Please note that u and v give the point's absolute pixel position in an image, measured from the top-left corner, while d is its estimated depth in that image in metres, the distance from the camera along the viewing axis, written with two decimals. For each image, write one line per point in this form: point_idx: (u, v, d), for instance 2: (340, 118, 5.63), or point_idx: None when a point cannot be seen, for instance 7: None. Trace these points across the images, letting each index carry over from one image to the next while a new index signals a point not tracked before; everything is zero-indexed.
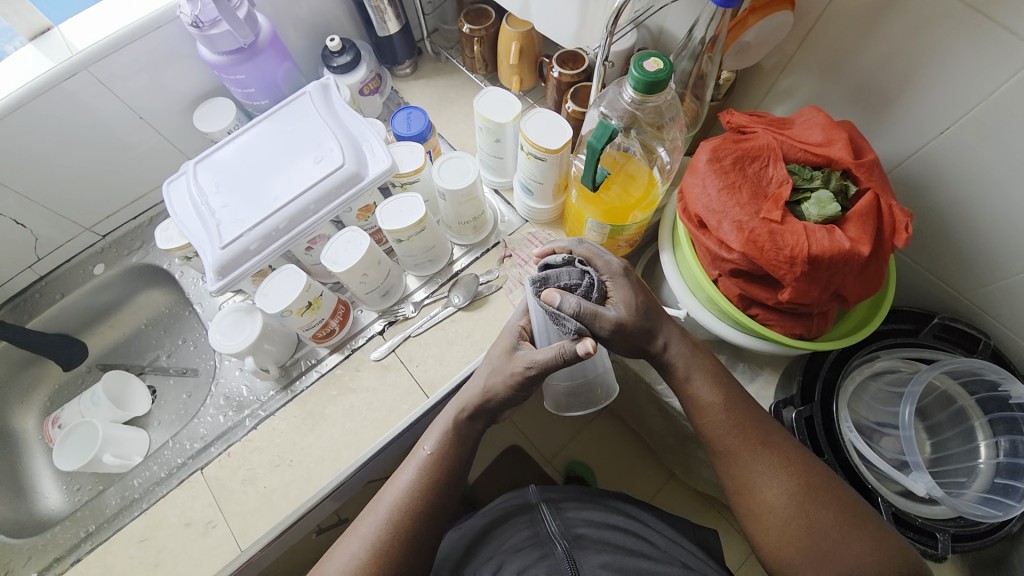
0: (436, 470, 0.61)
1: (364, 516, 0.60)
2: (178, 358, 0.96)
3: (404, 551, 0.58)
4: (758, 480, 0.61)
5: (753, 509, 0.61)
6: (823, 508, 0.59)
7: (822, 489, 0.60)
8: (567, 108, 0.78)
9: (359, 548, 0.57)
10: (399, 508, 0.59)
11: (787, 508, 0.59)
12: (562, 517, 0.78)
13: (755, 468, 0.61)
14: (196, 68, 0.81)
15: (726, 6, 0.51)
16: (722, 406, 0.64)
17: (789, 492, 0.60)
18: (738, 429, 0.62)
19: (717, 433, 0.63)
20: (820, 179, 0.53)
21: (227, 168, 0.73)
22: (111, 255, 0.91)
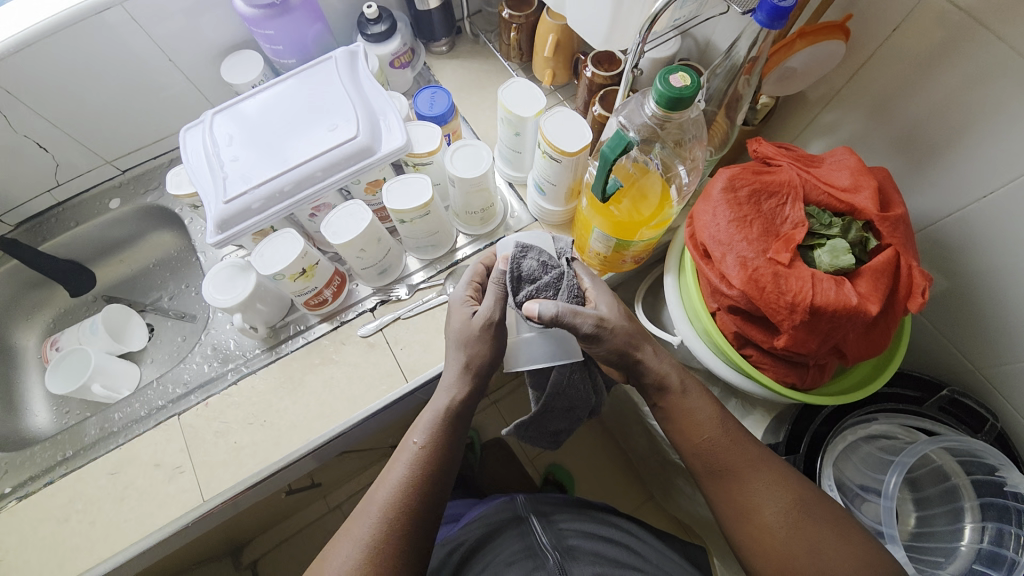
0: (427, 462, 0.58)
1: (359, 512, 0.57)
2: (179, 301, 0.98)
3: (408, 538, 0.55)
4: (755, 496, 0.59)
5: (751, 526, 0.59)
6: (819, 523, 0.58)
7: (816, 505, 0.59)
8: (592, 111, 0.75)
9: (357, 547, 0.54)
10: (395, 502, 0.56)
11: (783, 526, 0.58)
12: (553, 527, 0.79)
13: (752, 482, 0.60)
14: (231, 18, 0.80)
15: (769, 26, 0.48)
16: (713, 420, 0.63)
17: (786, 508, 0.58)
18: (731, 442, 0.62)
19: (711, 447, 0.62)
20: (839, 227, 0.50)
21: (243, 123, 0.72)
22: (128, 191, 0.93)
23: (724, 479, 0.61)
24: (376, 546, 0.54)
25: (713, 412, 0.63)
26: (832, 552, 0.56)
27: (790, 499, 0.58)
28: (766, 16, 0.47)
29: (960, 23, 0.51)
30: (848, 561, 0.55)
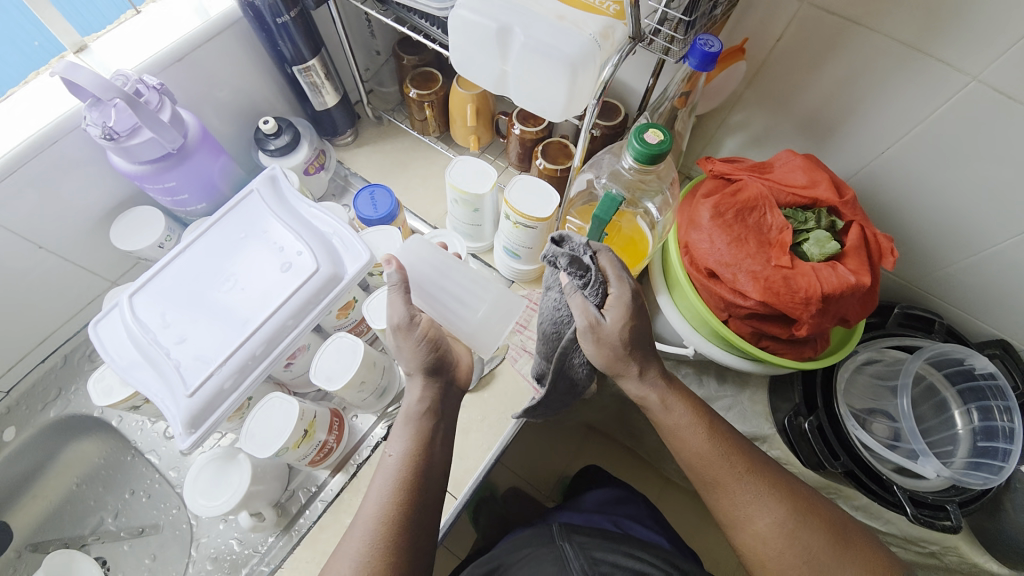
0: (408, 474, 0.54)
1: (350, 529, 0.52)
2: (128, 515, 0.80)
3: (402, 558, 0.50)
4: (750, 510, 0.58)
5: (748, 538, 0.59)
6: (813, 535, 0.58)
7: (811, 516, 0.59)
8: (538, 165, 0.75)
9: (352, 566, 0.49)
10: (385, 519, 0.51)
11: (780, 537, 0.57)
12: (582, 553, 0.75)
13: (746, 500, 0.59)
14: (105, 177, 0.67)
15: (703, 69, 0.52)
16: (709, 437, 0.60)
17: (781, 521, 0.58)
18: (729, 461, 0.60)
19: (712, 463, 0.59)
20: (813, 220, 0.56)
21: (173, 293, 0.62)
22: (22, 413, 0.75)
23: (719, 494, 0.60)
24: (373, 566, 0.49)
25: (704, 428, 0.60)
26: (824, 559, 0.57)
27: (784, 511, 0.58)
28: (698, 62, 0.52)
29: (834, 24, 0.60)
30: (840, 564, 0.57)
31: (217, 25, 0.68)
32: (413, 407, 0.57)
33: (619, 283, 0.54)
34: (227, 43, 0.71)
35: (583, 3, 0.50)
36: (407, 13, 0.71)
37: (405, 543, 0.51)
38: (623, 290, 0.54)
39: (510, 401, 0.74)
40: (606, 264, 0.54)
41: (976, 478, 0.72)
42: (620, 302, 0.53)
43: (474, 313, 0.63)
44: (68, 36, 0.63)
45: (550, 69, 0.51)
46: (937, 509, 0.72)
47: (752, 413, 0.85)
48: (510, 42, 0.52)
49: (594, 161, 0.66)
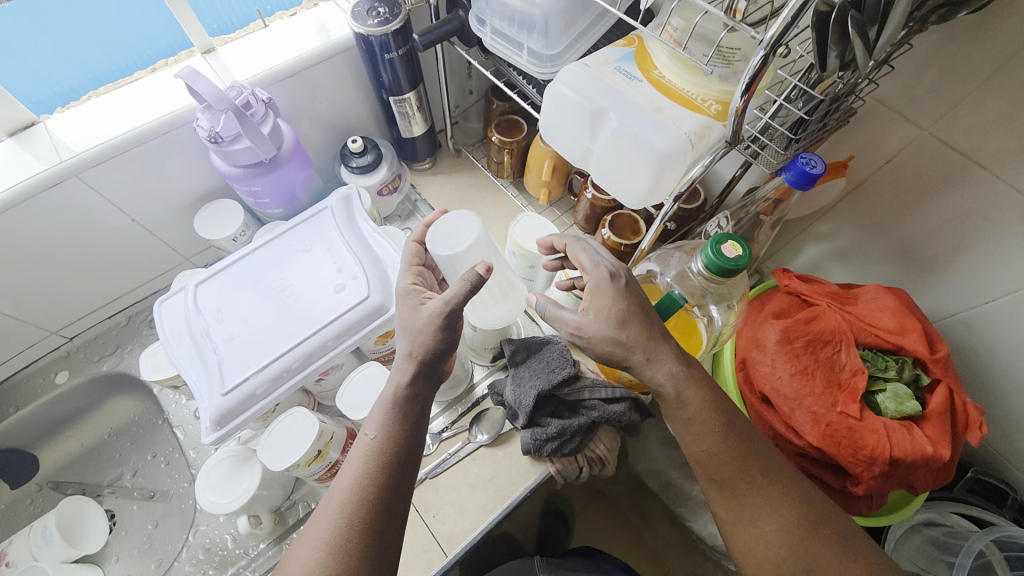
0: (386, 453, 0.49)
1: (323, 502, 0.47)
2: (145, 476, 0.85)
3: (368, 554, 0.45)
4: (752, 512, 0.49)
5: (744, 543, 0.49)
6: (815, 537, 0.48)
7: (821, 523, 0.48)
8: (603, 234, 0.74)
9: (316, 553, 0.44)
10: (357, 497, 0.46)
11: (784, 546, 0.47)
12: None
13: (750, 495, 0.49)
14: (202, 167, 0.73)
15: (799, 187, 0.49)
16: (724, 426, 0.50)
17: (791, 525, 0.48)
18: (741, 453, 0.49)
19: (725, 455, 0.49)
20: (893, 369, 0.51)
21: (234, 289, 0.65)
22: (78, 361, 0.81)
23: (725, 493, 0.50)
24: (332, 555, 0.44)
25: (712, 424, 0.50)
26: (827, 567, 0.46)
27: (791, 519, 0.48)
28: (795, 178, 0.49)
29: (956, 161, 0.55)
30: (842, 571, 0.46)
31: (331, 49, 0.73)
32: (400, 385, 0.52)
33: (603, 280, 0.51)
34: (337, 65, 0.76)
35: (688, 98, 0.51)
36: (507, 66, 0.72)
37: (376, 531, 0.46)
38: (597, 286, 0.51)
39: (521, 466, 0.72)
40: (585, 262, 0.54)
41: None
42: (601, 298, 0.51)
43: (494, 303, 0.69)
44: (199, 38, 0.69)
45: (637, 160, 0.50)
46: None
47: None
48: (602, 125, 0.51)
49: (661, 254, 0.61)
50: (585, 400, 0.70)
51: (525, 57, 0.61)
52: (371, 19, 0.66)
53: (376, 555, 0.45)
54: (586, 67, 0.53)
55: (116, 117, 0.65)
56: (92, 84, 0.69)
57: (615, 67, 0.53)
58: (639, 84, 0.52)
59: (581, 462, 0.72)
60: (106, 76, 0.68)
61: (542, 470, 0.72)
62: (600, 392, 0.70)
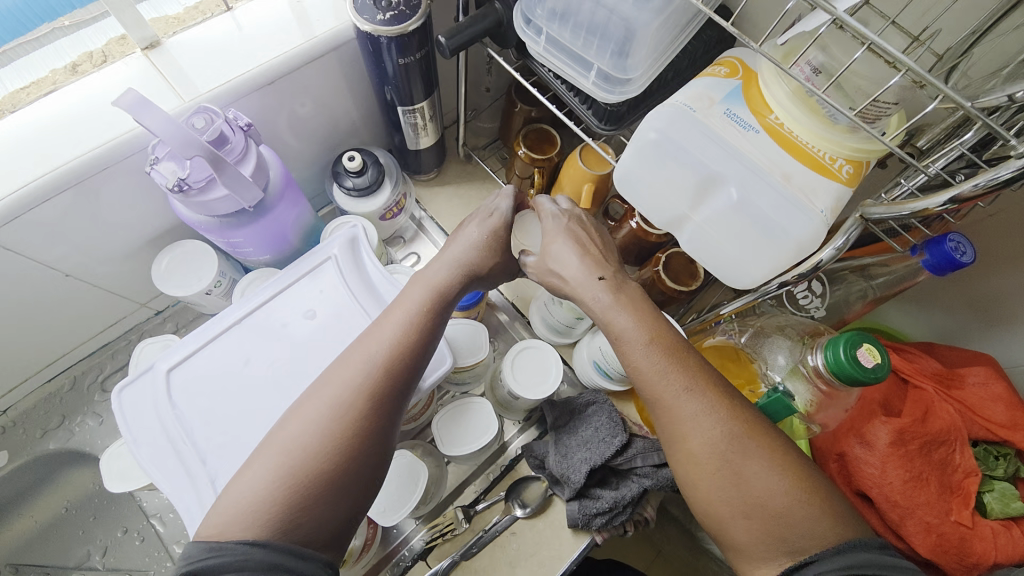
0: (416, 333, 0.46)
1: (344, 363, 0.44)
2: (117, 556, 0.71)
3: (383, 423, 0.42)
4: (679, 425, 0.41)
5: (678, 465, 0.41)
6: (751, 449, 0.39)
7: (755, 434, 0.40)
8: (657, 277, 0.63)
9: (329, 410, 0.41)
10: (385, 363, 0.43)
11: (712, 458, 0.39)
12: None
13: (677, 410, 0.41)
14: (155, 200, 0.56)
15: (938, 272, 0.41)
16: (650, 344, 0.43)
17: (721, 440, 0.39)
18: (664, 364, 0.42)
19: (650, 371, 0.42)
20: (1002, 467, 0.47)
21: (217, 369, 0.51)
22: (17, 438, 0.66)
23: (656, 407, 0.42)
24: (352, 413, 0.41)
25: (649, 332, 0.44)
26: (760, 481, 0.38)
27: (724, 426, 0.40)
28: (934, 263, 0.41)
29: None
30: (775, 487, 0.38)
31: (321, 46, 0.56)
32: (442, 280, 0.50)
33: (554, 222, 0.53)
34: (325, 66, 0.59)
35: (815, 159, 0.39)
36: (539, 64, 0.56)
37: (391, 405, 0.43)
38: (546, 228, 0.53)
39: (567, 538, 0.64)
40: (541, 206, 0.54)
41: None
42: (549, 239, 0.52)
43: (544, 360, 0.61)
44: (138, 29, 0.51)
45: (752, 243, 0.42)
46: None
47: None
48: (714, 193, 0.42)
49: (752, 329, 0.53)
50: (637, 468, 0.62)
51: (591, 80, 0.48)
52: (380, 13, 0.51)
53: (388, 424, 0.42)
54: (689, 110, 0.40)
55: (28, 146, 0.47)
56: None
57: (724, 111, 0.40)
58: (756, 138, 0.40)
59: (629, 526, 0.65)
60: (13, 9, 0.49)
61: (587, 539, 0.64)
62: (653, 458, 0.61)
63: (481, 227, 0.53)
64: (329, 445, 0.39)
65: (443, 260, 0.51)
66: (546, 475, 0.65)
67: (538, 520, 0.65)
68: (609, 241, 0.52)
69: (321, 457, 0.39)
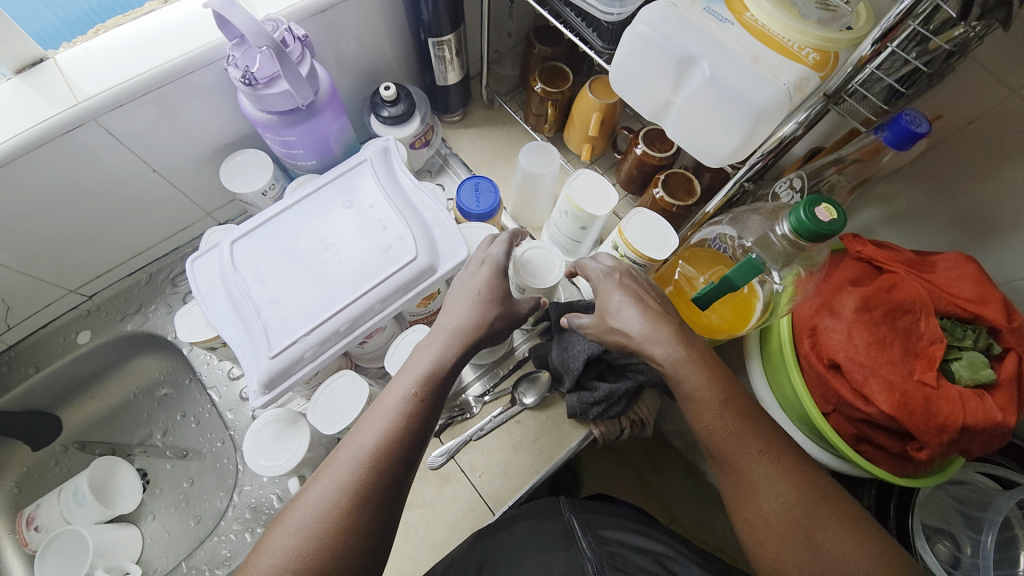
0: (409, 424, 0.47)
1: (344, 444, 0.46)
2: (176, 436, 0.84)
3: (380, 502, 0.44)
4: (754, 489, 0.48)
5: (746, 521, 0.48)
6: (819, 514, 0.47)
7: (823, 499, 0.47)
8: (654, 194, 0.70)
9: (334, 494, 0.43)
10: (377, 448, 0.46)
11: (786, 518, 0.47)
12: (592, 531, 0.63)
13: (752, 474, 0.48)
14: (227, 111, 0.67)
15: (898, 146, 0.46)
16: (722, 409, 0.49)
17: (791, 504, 0.47)
18: (741, 431, 0.48)
19: (727, 435, 0.48)
20: (971, 338, 0.51)
21: (276, 246, 0.61)
22: (100, 320, 0.78)
23: (727, 470, 0.49)
24: (353, 493, 0.44)
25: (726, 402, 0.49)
26: (830, 544, 0.46)
27: (794, 493, 0.47)
28: (895, 138, 0.46)
29: None
30: (842, 547, 0.46)
31: None
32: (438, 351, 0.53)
33: (601, 280, 0.56)
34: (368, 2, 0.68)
35: (782, 44, 0.45)
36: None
37: (389, 487, 0.45)
38: (601, 284, 0.56)
39: (567, 428, 0.71)
40: (588, 268, 0.58)
41: None
42: (606, 296, 0.55)
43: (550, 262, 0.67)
44: None
45: (727, 119, 0.47)
46: None
47: None
48: (690, 73, 0.47)
49: (735, 216, 0.58)
50: (633, 364, 0.68)
51: None
52: None
53: (387, 507, 0.45)
54: (671, 6, 0.47)
55: (134, 52, 0.58)
56: (69, 30, 0.62)
57: (704, 8, 0.47)
58: (730, 28, 0.46)
59: (624, 423, 0.71)
60: (78, 12, 0.62)
61: (584, 432, 0.71)
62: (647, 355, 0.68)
63: (468, 284, 0.57)
64: (323, 536, 0.42)
65: (442, 329, 0.55)
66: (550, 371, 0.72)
67: (539, 413, 0.72)
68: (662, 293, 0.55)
69: (330, 543, 0.42)
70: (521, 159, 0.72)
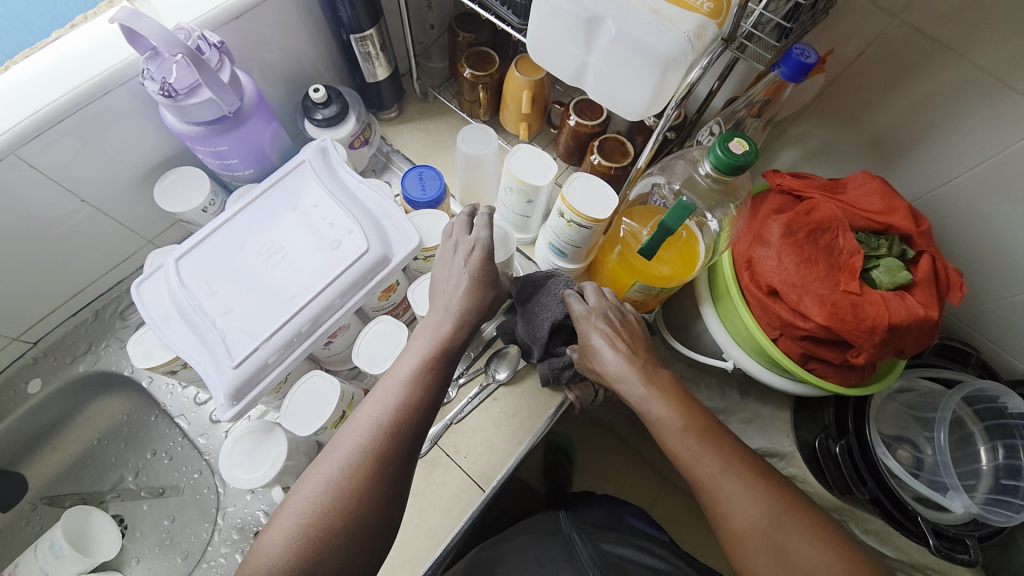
0: (414, 397, 0.50)
1: (361, 410, 0.50)
2: (149, 475, 0.80)
3: (393, 462, 0.47)
4: (725, 505, 0.50)
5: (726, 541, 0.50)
6: (790, 529, 0.49)
7: (791, 513, 0.49)
8: (592, 160, 0.73)
9: (353, 451, 0.46)
10: (388, 419, 0.48)
11: (759, 530, 0.49)
12: (592, 543, 0.70)
13: (718, 492, 0.51)
14: (153, 131, 0.65)
15: (794, 79, 0.52)
16: (684, 432, 0.54)
17: (762, 518, 0.49)
18: (702, 450, 0.52)
19: (689, 456, 0.53)
20: (885, 247, 0.56)
21: (225, 256, 0.60)
22: (49, 366, 0.74)
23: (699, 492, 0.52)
24: (368, 452, 0.46)
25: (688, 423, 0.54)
26: (803, 554, 0.47)
27: (763, 506, 0.49)
28: (790, 71, 0.52)
29: (923, 46, 0.56)
30: (816, 560, 0.47)
31: None
32: (446, 332, 0.56)
33: (583, 321, 0.63)
34: (281, 6, 0.67)
35: None
36: None
37: (402, 447, 0.48)
38: (585, 322, 0.63)
39: (544, 397, 0.73)
40: (573, 306, 0.64)
41: (998, 517, 0.67)
42: (586, 337, 0.62)
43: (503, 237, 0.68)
44: None
45: (638, 71, 0.50)
46: (957, 543, 0.70)
47: (772, 427, 0.86)
48: (599, 33, 0.50)
49: (664, 164, 0.63)
50: None
51: None
52: None
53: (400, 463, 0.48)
54: None
55: (42, 80, 0.56)
56: None
57: None
58: None
59: (597, 386, 0.74)
60: None
61: (561, 399, 0.73)
62: None
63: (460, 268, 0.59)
64: (343, 492, 0.44)
65: (440, 310, 0.58)
66: (518, 345, 0.73)
67: (515, 387, 0.74)
68: (636, 331, 0.62)
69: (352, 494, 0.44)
70: (459, 143, 0.74)
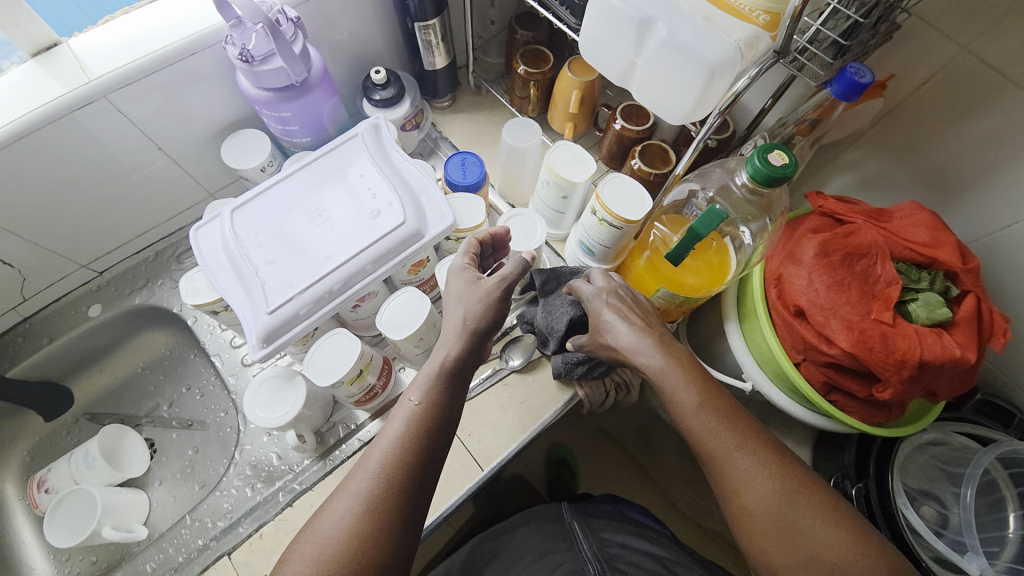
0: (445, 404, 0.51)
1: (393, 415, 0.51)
2: (181, 408, 0.87)
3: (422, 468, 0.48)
4: (735, 482, 0.49)
5: (733, 518, 0.49)
6: (800, 506, 0.48)
7: (805, 492, 0.48)
8: (633, 164, 0.73)
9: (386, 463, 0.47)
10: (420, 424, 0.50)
11: (768, 503, 0.48)
12: (592, 534, 0.70)
13: (730, 470, 0.49)
14: (228, 92, 0.71)
15: (845, 97, 0.51)
16: (700, 408, 0.51)
17: (773, 497, 0.48)
18: (718, 426, 0.50)
19: (704, 430, 0.50)
20: (926, 281, 0.54)
21: (275, 213, 0.65)
22: (110, 294, 0.82)
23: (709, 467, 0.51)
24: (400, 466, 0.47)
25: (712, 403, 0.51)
26: (812, 534, 0.47)
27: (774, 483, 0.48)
28: (842, 90, 0.50)
29: (992, 80, 0.54)
30: (826, 540, 0.46)
31: None
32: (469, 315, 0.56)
33: (591, 299, 0.61)
34: None
35: (732, 7, 0.47)
36: None
37: (431, 457, 0.49)
38: (592, 300, 0.61)
39: (553, 390, 0.74)
40: (580, 289, 0.63)
41: None
42: (597, 312, 0.60)
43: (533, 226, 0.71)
44: None
45: (684, 76, 0.50)
46: None
47: None
48: (650, 36, 0.51)
49: (701, 172, 0.63)
50: None
51: None
52: None
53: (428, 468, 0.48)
54: None
55: (139, 36, 0.62)
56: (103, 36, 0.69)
57: None
58: None
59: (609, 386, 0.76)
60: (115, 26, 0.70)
61: (570, 394, 0.74)
62: None
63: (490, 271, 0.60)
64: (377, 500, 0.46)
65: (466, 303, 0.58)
66: (535, 334, 0.75)
67: (526, 376, 0.75)
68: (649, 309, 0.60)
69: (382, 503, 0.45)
70: (505, 133, 0.76)
